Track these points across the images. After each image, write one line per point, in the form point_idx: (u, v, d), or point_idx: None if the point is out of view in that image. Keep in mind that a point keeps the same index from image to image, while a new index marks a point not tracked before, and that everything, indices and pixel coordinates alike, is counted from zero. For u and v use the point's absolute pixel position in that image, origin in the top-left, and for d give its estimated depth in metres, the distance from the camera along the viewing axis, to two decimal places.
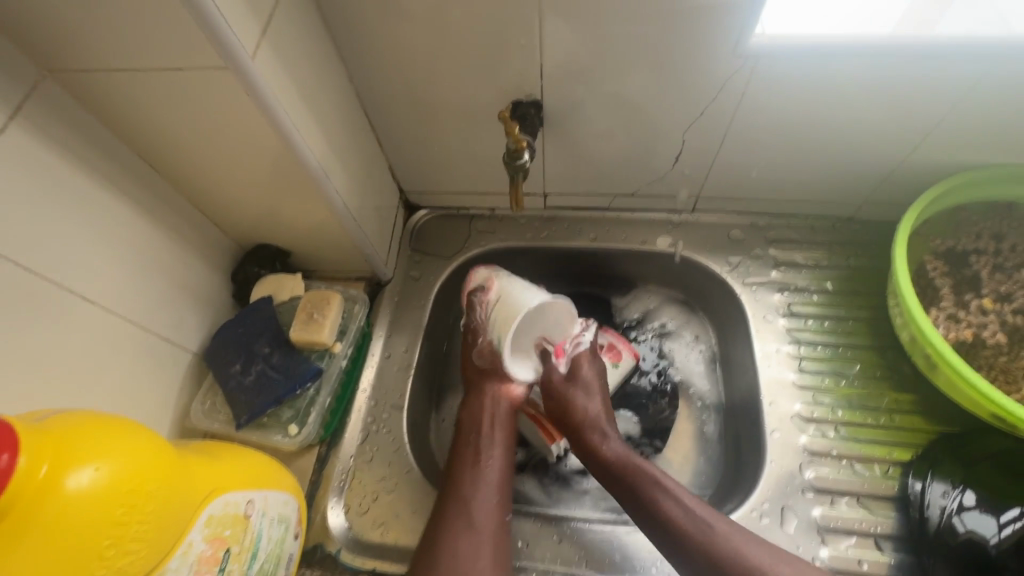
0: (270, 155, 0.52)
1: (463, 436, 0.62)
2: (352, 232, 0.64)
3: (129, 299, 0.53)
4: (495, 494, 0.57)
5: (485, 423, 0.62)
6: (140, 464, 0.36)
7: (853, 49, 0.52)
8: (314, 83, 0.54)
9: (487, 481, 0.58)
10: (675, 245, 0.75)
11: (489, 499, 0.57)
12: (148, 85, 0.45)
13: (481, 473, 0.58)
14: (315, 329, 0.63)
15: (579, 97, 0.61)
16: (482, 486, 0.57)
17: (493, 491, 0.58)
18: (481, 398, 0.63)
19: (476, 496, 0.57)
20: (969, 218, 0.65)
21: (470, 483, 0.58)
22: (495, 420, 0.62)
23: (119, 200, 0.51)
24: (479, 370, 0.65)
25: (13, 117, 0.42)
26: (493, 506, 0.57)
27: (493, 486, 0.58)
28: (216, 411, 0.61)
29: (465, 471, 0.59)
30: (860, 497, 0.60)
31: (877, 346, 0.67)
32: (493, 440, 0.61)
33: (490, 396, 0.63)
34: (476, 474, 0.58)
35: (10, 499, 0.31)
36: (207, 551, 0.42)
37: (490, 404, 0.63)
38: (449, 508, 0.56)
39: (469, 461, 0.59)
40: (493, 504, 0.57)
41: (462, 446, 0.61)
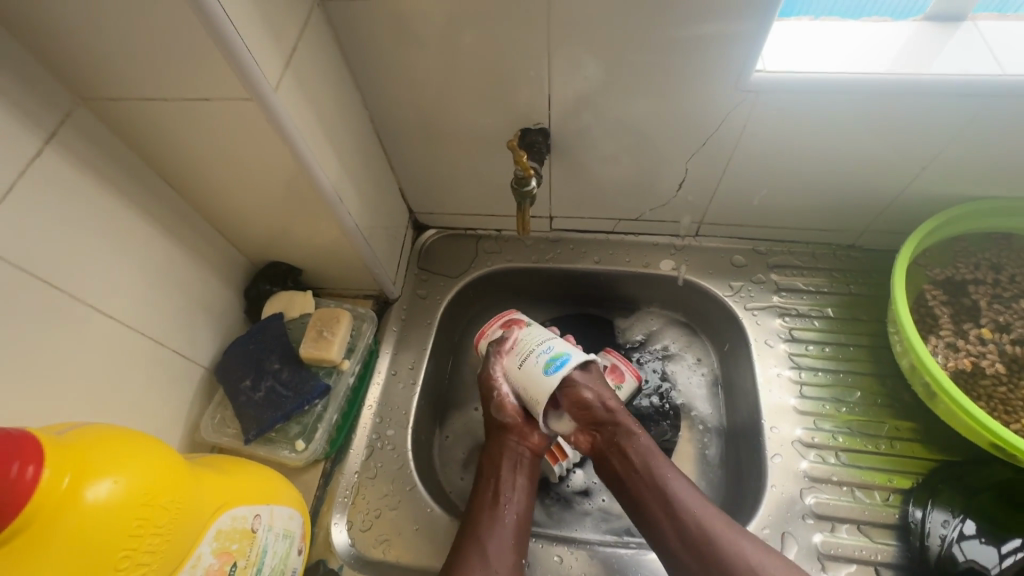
0: (288, 179, 0.54)
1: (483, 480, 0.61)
2: (363, 252, 0.66)
3: (147, 314, 0.54)
4: (512, 540, 0.57)
5: (507, 466, 0.61)
6: (155, 477, 0.38)
7: (852, 85, 0.54)
8: (332, 111, 0.56)
9: (503, 525, 0.57)
10: (677, 268, 0.77)
11: (506, 544, 0.56)
12: (177, 113, 0.47)
13: (498, 515, 0.58)
14: (324, 346, 0.64)
15: (586, 125, 0.63)
16: (498, 531, 0.57)
17: (510, 537, 0.57)
18: (502, 442, 0.63)
19: (492, 541, 0.56)
20: (967, 249, 0.66)
21: (489, 527, 0.57)
22: (517, 466, 0.61)
23: (142, 220, 0.53)
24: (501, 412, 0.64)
25: (49, 141, 0.44)
26: (509, 552, 0.56)
27: (510, 532, 0.57)
28: (225, 425, 0.62)
29: (483, 516, 0.58)
30: (860, 524, 0.60)
31: (878, 373, 0.68)
32: (513, 485, 0.60)
33: (510, 438, 0.63)
34: (496, 520, 0.58)
35: (32, 511, 0.32)
36: (215, 565, 0.42)
37: (512, 449, 0.62)
38: (466, 552, 0.55)
39: (488, 505, 0.59)
40: (509, 551, 0.56)
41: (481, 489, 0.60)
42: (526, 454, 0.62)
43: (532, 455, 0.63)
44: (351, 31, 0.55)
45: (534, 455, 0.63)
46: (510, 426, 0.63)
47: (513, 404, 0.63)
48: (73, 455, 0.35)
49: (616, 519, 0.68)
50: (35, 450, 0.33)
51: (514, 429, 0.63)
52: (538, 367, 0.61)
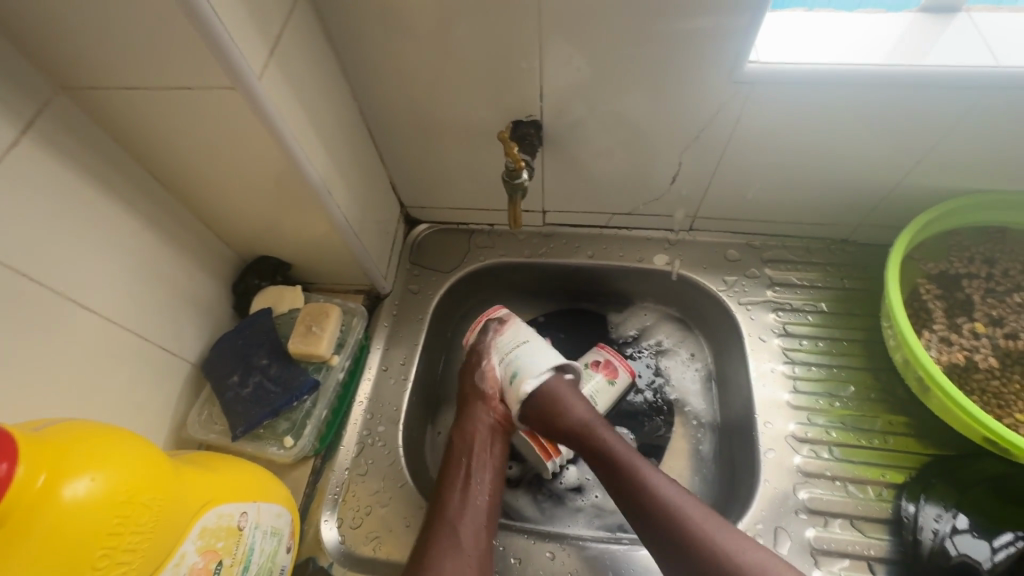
0: (274, 171, 0.53)
1: (454, 461, 0.61)
2: (353, 246, 0.65)
3: (132, 309, 0.53)
4: (484, 518, 0.57)
5: (476, 446, 0.61)
6: (136, 474, 0.37)
7: (846, 76, 0.53)
8: (320, 102, 0.55)
9: (473, 504, 0.57)
10: (671, 263, 0.76)
11: (478, 522, 0.56)
12: (158, 102, 0.46)
13: (470, 495, 0.58)
14: (313, 341, 0.64)
15: (579, 117, 0.62)
16: (469, 509, 0.57)
17: (481, 514, 0.57)
18: (473, 424, 0.63)
19: (464, 520, 0.56)
20: (962, 243, 0.66)
21: (460, 507, 0.57)
22: (487, 444, 0.62)
23: (125, 213, 0.52)
24: (474, 392, 0.65)
25: (26, 131, 0.43)
26: (480, 529, 0.56)
27: (481, 510, 0.57)
28: (213, 422, 0.61)
29: (454, 494, 0.58)
30: (853, 519, 0.60)
31: (872, 368, 0.68)
32: (483, 464, 0.61)
33: (481, 419, 0.63)
34: (467, 500, 0.58)
35: (6, 509, 0.31)
36: (200, 563, 0.42)
37: (484, 428, 0.63)
38: (438, 532, 0.55)
39: (459, 486, 0.59)
40: (480, 529, 0.56)
41: (451, 469, 0.60)
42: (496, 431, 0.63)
43: (500, 433, 0.63)
44: (338, 21, 0.54)
45: (502, 433, 0.64)
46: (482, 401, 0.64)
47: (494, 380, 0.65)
48: (50, 452, 0.34)
49: (609, 515, 0.68)
50: (11, 447, 0.32)
51: (486, 411, 0.64)
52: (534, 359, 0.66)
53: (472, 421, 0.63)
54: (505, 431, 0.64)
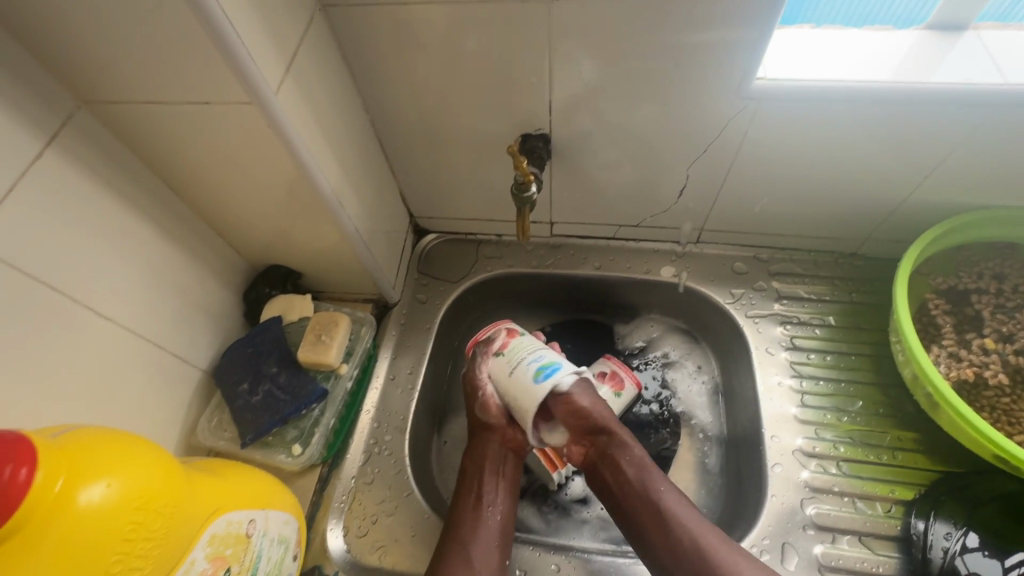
0: (286, 181, 0.54)
1: (470, 483, 0.61)
2: (363, 256, 0.66)
3: (146, 316, 0.54)
4: (496, 538, 0.57)
5: (491, 469, 0.62)
6: (150, 481, 0.38)
7: (853, 93, 0.53)
8: (334, 116, 0.57)
9: (487, 524, 0.58)
10: (678, 275, 0.77)
11: (490, 542, 0.57)
12: (177, 116, 0.47)
13: (481, 517, 0.58)
14: (323, 350, 0.64)
15: (587, 130, 0.63)
16: (482, 530, 0.57)
17: (493, 535, 0.57)
18: (486, 447, 0.63)
19: (475, 541, 0.56)
20: (970, 258, 0.65)
21: (472, 528, 0.57)
22: (499, 466, 0.62)
23: (141, 222, 0.53)
24: (482, 417, 0.64)
25: (50, 143, 0.44)
26: (493, 550, 0.56)
27: (494, 531, 0.58)
28: (222, 428, 0.62)
29: (466, 516, 0.58)
30: (861, 536, 0.59)
31: (880, 383, 0.67)
32: (495, 487, 0.61)
33: (493, 444, 0.63)
34: (479, 521, 0.58)
35: (25, 514, 0.32)
36: (209, 570, 0.42)
37: (496, 450, 0.63)
38: (450, 554, 0.55)
39: (475, 505, 0.59)
40: (493, 549, 0.56)
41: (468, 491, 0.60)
42: (509, 452, 0.63)
43: (513, 455, 0.63)
44: (352, 37, 0.56)
45: (515, 455, 0.64)
46: (495, 425, 0.64)
47: (496, 406, 0.64)
48: (67, 457, 0.34)
49: (615, 527, 0.67)
50: (30, 452, 0.33)
51: (498, 435, 0.64)
52: (528, 373, 0.61)
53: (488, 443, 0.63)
54: (517, 454, 0.64)
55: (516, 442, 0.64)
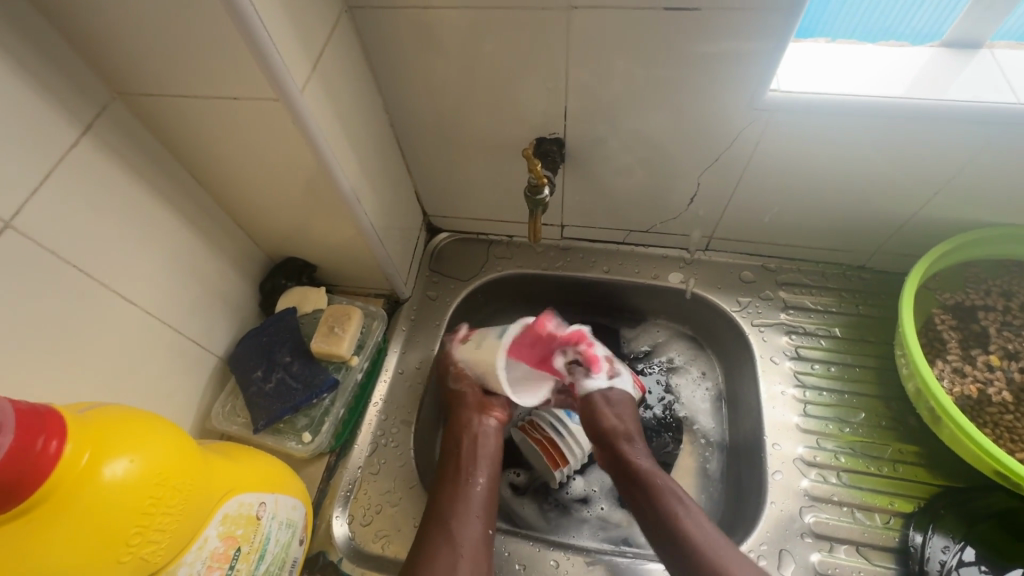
0: (308, 177, 0.56)
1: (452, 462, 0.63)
2: (377, 251, 0.67)
3: (166, 302, 0.56)
4: (477, 511, 0.59)
5: (470, 447, 0.64)
6: (169, 459, 0.39)
7: (866, 108, 0.54)
8: (355, 115, 0.58)
9: (466, 500, 0.59)
10: (686, 282, 0.78)
11: (471, 515, 0.58)
12: (206, 110, 0.49)
13: (460, 491, 0.60)
14: (335, 341, 0.65)
15: (601, 136, 0.64)
16: (462, 506, 0.59)
17: (474, 508, 0.59)
18: (463, 425, 0.65)
19: (453, 513, 0.58)
20: (978, 276, 0.66)
21: (452, 501, 0.59)
22: (477, 439, 0.64)
23: (166, 211, 0.55)
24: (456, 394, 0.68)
25: (85, 132, 0.46)
26: (474, 522, 0.58)
27: (474, 503, 0.59)
28: (235, 414, 0.63)
29: (445, 490, 0.60)
30: (859, 546, 0.58)
31: (884, 395, 0.67)
32: (474, 462, 0.63)
33: (470, 420, 0.66)
34: (458, 495, 0.60)
35: (53, 485, 0.33)
36: (220, 548, 0.44)
37: (472, 423, 0.65)
38: (431, 525, 0.57)
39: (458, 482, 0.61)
40: (474, 521, 0.58)
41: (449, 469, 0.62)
42: (488, 425, 0.66)
43: (493, 431, 0.66)
44: (375, 38, 0.57)
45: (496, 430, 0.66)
46: (467, 402, 0.67)
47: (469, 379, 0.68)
48: (93, 432, 0.36)
49: (614, 528, 0.68)
50: (59, 425, 0.34)
51: (473, 411, 0.66)
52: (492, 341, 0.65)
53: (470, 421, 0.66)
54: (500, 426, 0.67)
55: (500, 418, 0.67)
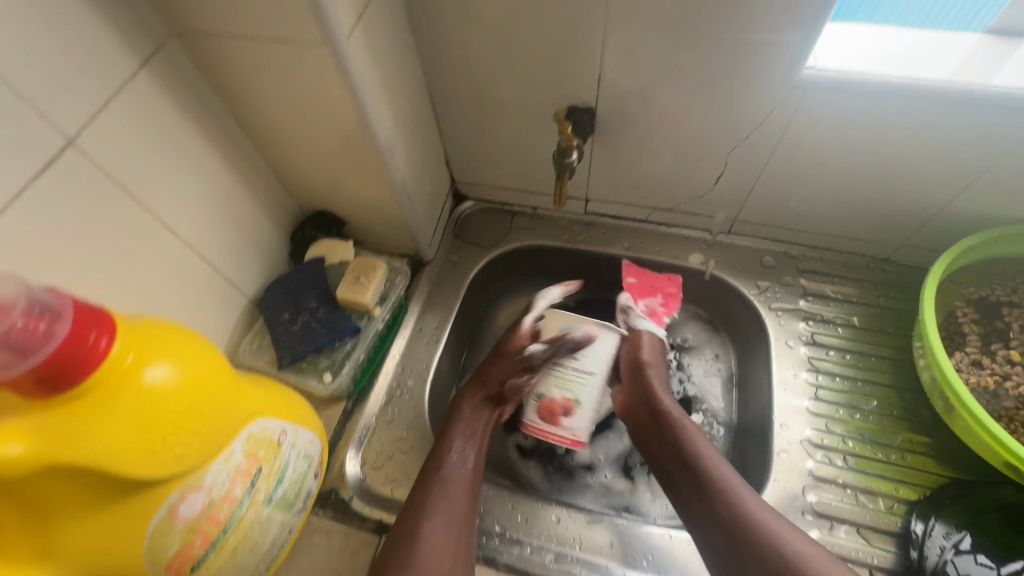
0: (346, 126, 0.58)
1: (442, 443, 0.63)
2: (405, 209, 0.69)
3: (205, 238, 0.59)
4: (471, 494, 0.60)
5: (460, 431, 0.64)
6: (204, 371, 0.42)
7: (903, 88, 0.54)
8: (394, 70, 0.60)
9: (456, 482, 0.59)
10: (706, 263, 0.78)
11: (467, 497, 0.59)
12: (256, 52, 0.51)
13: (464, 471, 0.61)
14: (359, 290, 0.67)
15: (632, 107, 0.65)
16: (463, 485, 0.59)
17: (471, 490, 0.60)
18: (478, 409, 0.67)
19: (455, 489, 0.59)
20: (1006, 272, 0.65)
21: (456, 477, 0.60)
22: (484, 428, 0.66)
23: (210, 150, 0.57)
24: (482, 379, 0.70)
25: (143, 65, 0.48)
26: (467, 504, 0.59)
27: (470, 487, 0.60)
28: (262, 352, 0.66)
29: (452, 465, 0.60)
30: (860, 527, 0.59)
31: (897, 385, 0.67)
32: (477, 448, 0.64)
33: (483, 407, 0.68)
34: (461, 473, 0.60)
35: (100, 379, 0.36)
36: (244, 464, 0.46)
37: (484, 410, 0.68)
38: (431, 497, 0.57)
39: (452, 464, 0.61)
40: (467, 504, 0.59)
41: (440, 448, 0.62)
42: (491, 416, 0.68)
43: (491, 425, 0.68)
44: None
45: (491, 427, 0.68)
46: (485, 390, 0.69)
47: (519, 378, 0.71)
48: (138, 337, 0.39)
49: (616, 496, 0.70)
50: (109, 325, 0.37)
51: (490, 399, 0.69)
52: None
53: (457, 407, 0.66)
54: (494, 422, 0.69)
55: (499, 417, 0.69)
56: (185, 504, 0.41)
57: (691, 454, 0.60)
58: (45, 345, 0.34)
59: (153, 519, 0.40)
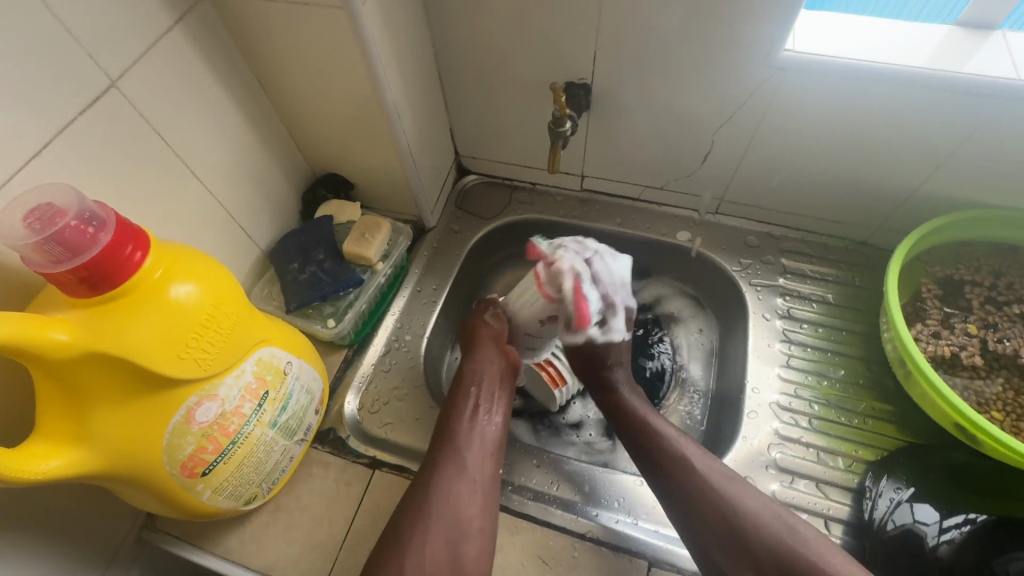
0: (358, 88, 0.62)
1: (455, 403, 0.64)
2: (410, 174, 0.74)
3: (225, 188, 0.64)
4: (491, 447, 0.61)
5: (473, 389, 0.65)
6: (221, 295, 0.46)
7: (875, 72, 0.58)
8: (405, 39, 0.64)
9: (475, 442, 0.61)
10: (693, 240, 0.82)
11: (485, 452, 0.60)
12: (279, 14, 0.56)
13: (478, 428, 0.62)
14: (364, 245, 0.72)
15: (626, 86, 0.69)
16: (478, 441, 0.61)
17: (488, 445, 0.61)
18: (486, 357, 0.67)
19: (469, 447, 0.60)
20: (972, 254, 0.68)
21: (469, 435, 0.61)
22: (497, 383, 0.66)
23: (233, 106, 0.62)
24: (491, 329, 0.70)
25: (178, 21, 0.53)
26: (486, 459, 0.60)
27: (489, 441, 0.62)
28: (271, 297, 0.72)
29: (463, 425, 0.62)
30: (819, 482, 0.63)
31: (864, 358, 0.71)
32: (492, 404, 0.65)
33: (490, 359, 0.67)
34: (477, 430, 0.62)
35: (132, 287, 0.41)
36: (253, 384, 0.51)
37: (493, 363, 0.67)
38: (444, 455, 0.59)
39: (464, 423, 0.62)
40: (487, 458, 0.60)
41: (453, 409, 0.63)
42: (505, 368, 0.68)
43: (508, 376, 0.68)
44: None
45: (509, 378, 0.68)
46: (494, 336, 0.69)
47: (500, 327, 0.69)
48: (167, 257, 0.44)
49: (597, 453, 0.74)
50: (143, 242, 0.42)
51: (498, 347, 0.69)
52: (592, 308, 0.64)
53: (474, 362, 0.67)
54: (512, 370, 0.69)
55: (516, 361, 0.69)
56: (201, 410, 0.47)
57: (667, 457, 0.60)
58: (88, 248, 0.39)
59: (173, 417, 0.45)
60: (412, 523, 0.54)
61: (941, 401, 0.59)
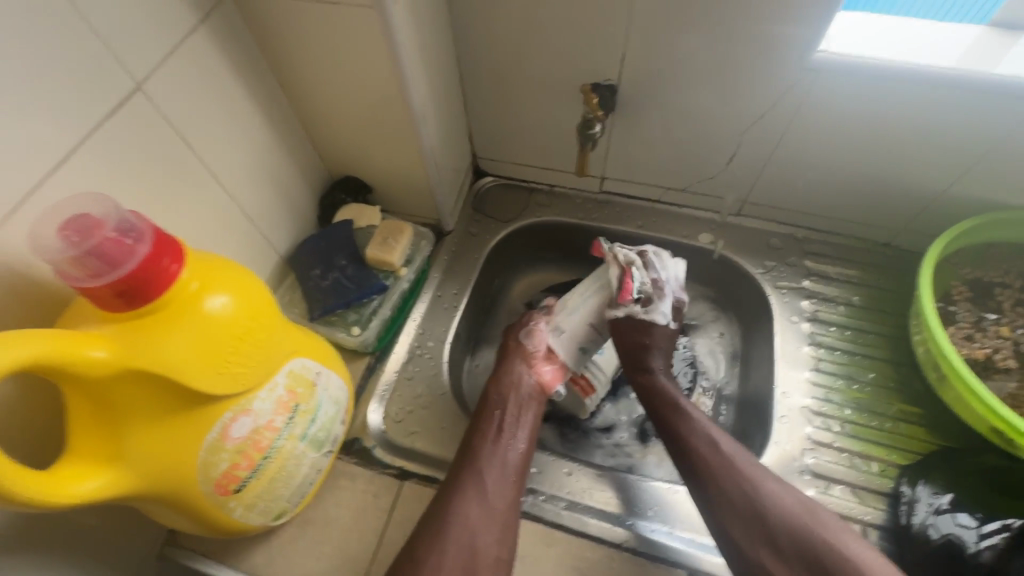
0: (384, 89, 0.60)
1: (481, 419, 0.64)
2: (433, 176, 0.72)
3: (245, 192, 0.62)
4: (514, 469, 0.60)
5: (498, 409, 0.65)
6: (257, 307, 0.44)
7: (911, 74, 0.57)
8: (430, 39, 0.63)
9: (499, 462, 0.60)
10: (715, 243, 0.82)
11: (507, 474, 0.59)
12: (306, 14, 0.54)
13: (501, 448, 0.61)
14: (387, 250, 0.71)
15: (653, 87, 0.68)
16: (501, 462, 0.60)
17: (511, 467, 0.60)
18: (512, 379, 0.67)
19: (491, 468, 0.59)
20: (1000, 255, 0.68)
21: (492, 454, 0.60)
22: (522, 404, 0.66)
23: (254, 108, 0.60)
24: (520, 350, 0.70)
25: (202, 21, 0.51)
26: (509, 481, 0.59)
27: (512, 462, 0.61)
28: (294, 305, 0.71)
29: (485, 445, 0.61)
30: (854, 488, 0.63)
31: (892, 360, 0.71)
32: (517, 425, 0.64)
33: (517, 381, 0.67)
34: (500, 449, 0.61)
35: (167, 301, 0.39)
36: (285, 397, 0.49)
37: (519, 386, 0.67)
38: (465, 476, 0.58)
39: (489, 439, 0.62)
40: (510, 480, 0.59)
41: (478, 425, 0.63)
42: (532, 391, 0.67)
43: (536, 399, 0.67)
44: None
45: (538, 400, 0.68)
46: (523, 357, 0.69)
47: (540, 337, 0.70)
48: (202, 268, 0.42)
49: (625, 457, 0.73)
50: (179, 252, 0.40)
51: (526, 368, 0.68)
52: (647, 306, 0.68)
53: (501, 385, 0.67)
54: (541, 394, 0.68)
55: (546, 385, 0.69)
56: (236, 426, 0.45)
57: (701, 465, 0.59)
58: (126, 260, 0.37)
59: (207, 435, 0.43)
60: (429, 545, 0.53)
61: (977, 402, 0.59)
